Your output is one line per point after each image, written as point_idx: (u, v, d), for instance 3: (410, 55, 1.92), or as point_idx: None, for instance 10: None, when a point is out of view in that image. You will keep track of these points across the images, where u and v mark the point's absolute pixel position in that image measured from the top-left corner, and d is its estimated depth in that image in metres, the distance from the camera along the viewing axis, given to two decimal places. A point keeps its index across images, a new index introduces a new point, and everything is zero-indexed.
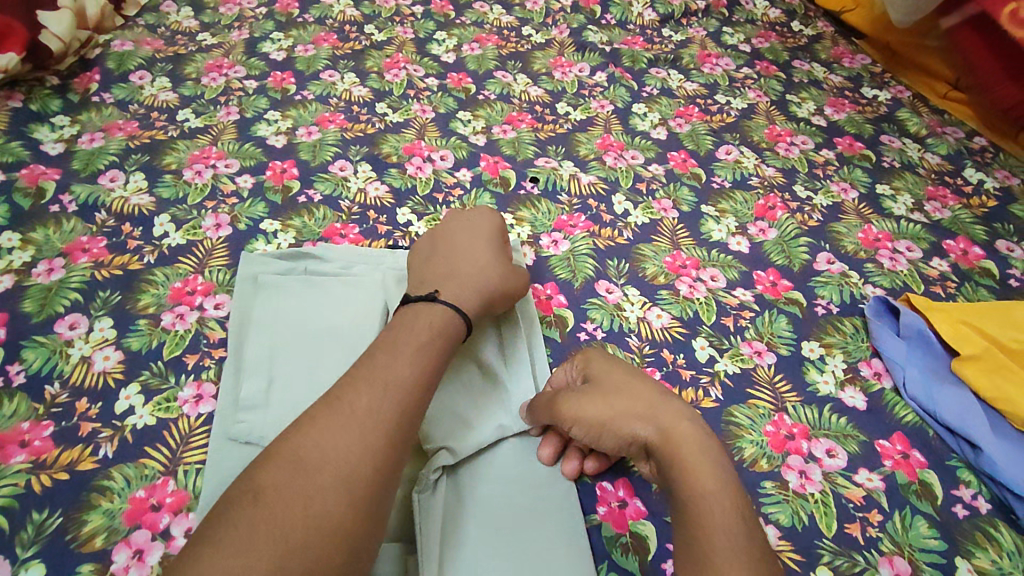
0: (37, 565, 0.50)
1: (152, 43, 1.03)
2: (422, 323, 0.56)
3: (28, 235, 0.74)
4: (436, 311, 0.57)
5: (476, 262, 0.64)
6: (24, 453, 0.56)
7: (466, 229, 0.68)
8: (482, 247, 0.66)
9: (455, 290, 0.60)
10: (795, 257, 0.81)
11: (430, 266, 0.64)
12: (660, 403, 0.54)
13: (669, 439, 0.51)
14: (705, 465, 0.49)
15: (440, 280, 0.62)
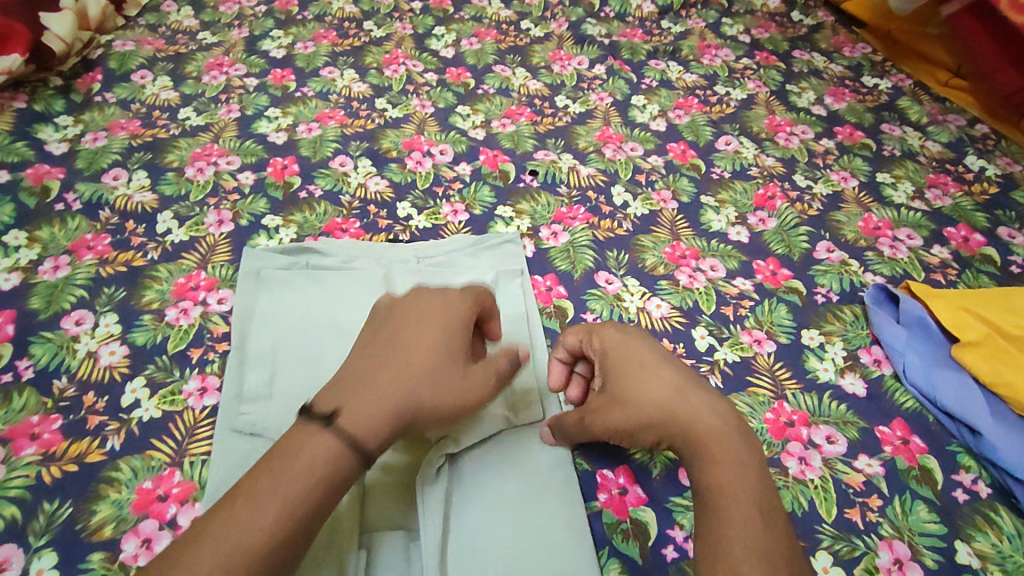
0: (48, 553, 0.51)
1: (153, 43, 1.04)
2: (326, 440, 0.46)
3: (35, 233, 0.75)
4: (330, 437, 0.46)
5: (409, 365, 0.51)
6: (33, 445, 0.57)
7: (424, 307, 0.55)
8: (428, 342, 0.52)
9: (360, 411, 0.48)
10: (795, 246, 0.82)
11: (364, 351, 0.53)
12: (677, 395, 0.52)
13: (694, 435, 0.50)
14: (724, 464, 0.48)
15: (353, 383, 0.50)
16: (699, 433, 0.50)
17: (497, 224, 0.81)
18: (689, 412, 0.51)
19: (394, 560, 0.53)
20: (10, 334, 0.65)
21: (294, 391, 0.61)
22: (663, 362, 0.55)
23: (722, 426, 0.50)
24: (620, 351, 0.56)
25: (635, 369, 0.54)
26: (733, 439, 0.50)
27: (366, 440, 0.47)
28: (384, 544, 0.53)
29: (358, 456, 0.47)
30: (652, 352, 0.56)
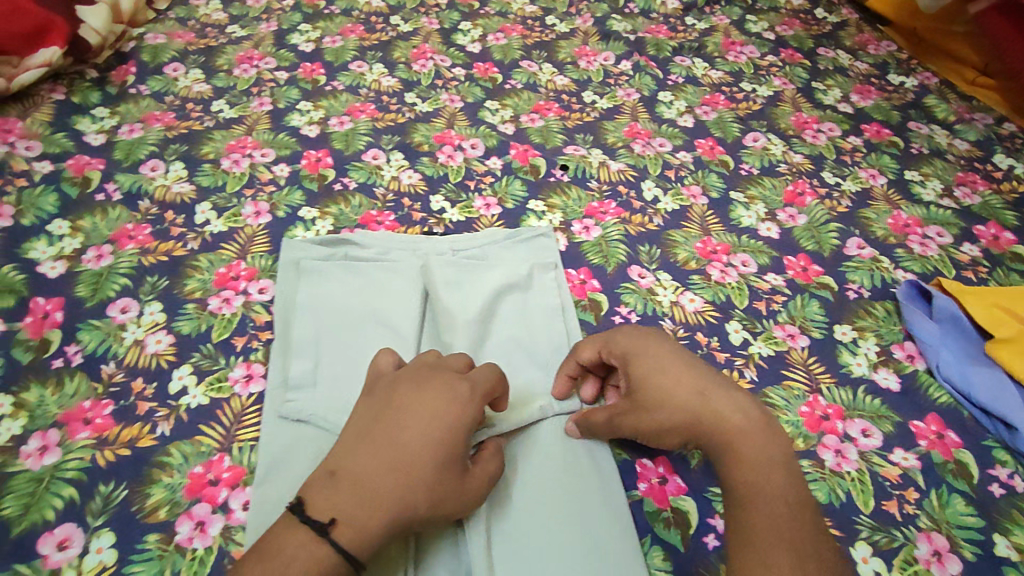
0: (106, 533, 0.53)
1: (184, 36, 1.05)
2: (323, 548, 0.44)
3: (78, 223, 0.76)
4: (322, 549, 0.44)
5: (413, 474, 0.47)
6: (87, 429, 0.58)
7: (437, 400, 0.51)
8: (435, 448, 0.49)
9: (355, 520, 0.45)
10: (825, 242, 0.82)
11: (364, 440, 0.49)
12: (704, 393, 0.53)
13: (719, 434, 0.51)
14: (753, 460, 0.49)
15: (350, 486, 0.47)
16: (725, 431, 0.51)
17: (529, 218, 0.82)
18: (713, 410, 0.52)
19: (441, 544, 0.54)
20: (59, 320, 0.66)
21: (338, 379, 0.62)
22: (683, 362, 0.55)
23: (746, 422, 0.51)
24: (640, 350, 0.57)
25: (656, 369, 0.55)
26: (759, 435, 0.51)
27: (356, 556, 0.45)
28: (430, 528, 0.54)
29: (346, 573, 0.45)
30: (671, 352, 0.56)
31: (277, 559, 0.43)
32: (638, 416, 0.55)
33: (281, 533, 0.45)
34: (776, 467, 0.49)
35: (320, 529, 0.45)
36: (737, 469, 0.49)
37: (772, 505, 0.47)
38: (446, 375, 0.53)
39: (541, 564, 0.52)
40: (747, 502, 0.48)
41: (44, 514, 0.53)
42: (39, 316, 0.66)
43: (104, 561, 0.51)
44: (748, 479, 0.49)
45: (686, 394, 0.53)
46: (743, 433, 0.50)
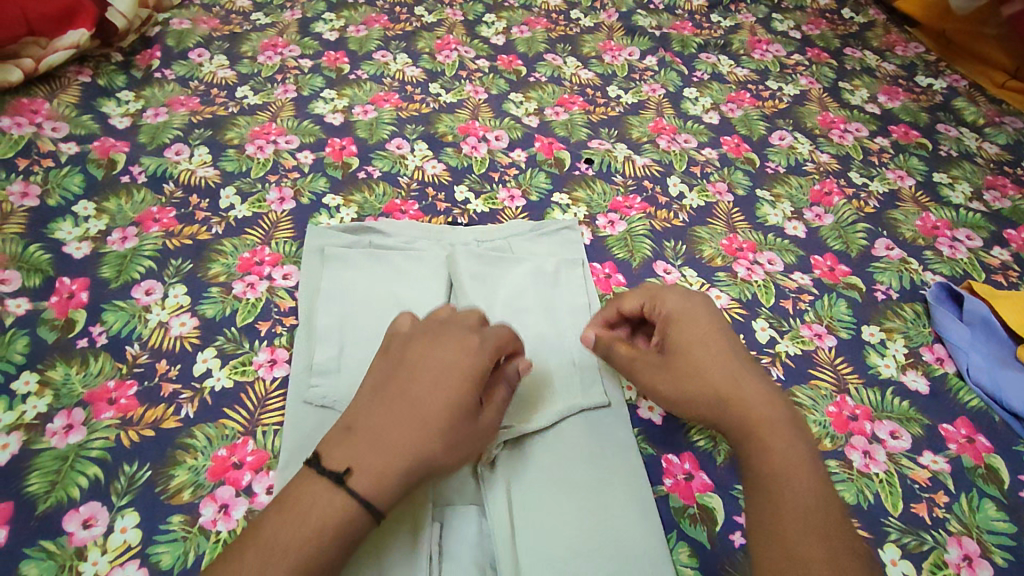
0: (131, 513, 0.53)
1: (209, 22, 1.05)
2: (340, 496, 0.45)
3: (103, 204, 0.76)
4: (338, 498, 0.45)
5: (424, 424, 0.48)
6: (112, 409, 0.58)
7: (446, 356, 0.52)
8: (446, 398, 0.50)
9: (366, 471, 0.46)
10: (852, 243, 0.81)
11: (377, 394, 0.50)
12: (745, 379, 0.54)
13: (745, 418, 0.52)
14: (788, 450, 0.50)
15: (362, 436, 0.47)
16: (752, 415, 0.52)
17: (554, 210, 0.82)
18: (742, 395, 0.53)
19: (466, 534, 0.54)
20: (83, 301, 0.66)
21: (360, 366, 0.61)
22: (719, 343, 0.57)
23: (773, 412, 0.52)
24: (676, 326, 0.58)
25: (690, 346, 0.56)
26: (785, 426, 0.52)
27: (373, 501, 0.46)
28: (455, 517, 0.54)
29: (364, 519, 0.45)
30: (708, 329, 0.58)
31: (297, 508, 0.45)
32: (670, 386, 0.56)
33: (301, 482, 0.46)
34: (801, 456, 0.50)
35: (337, 479, 0.46)
36: (764, 455, 0.50)
37: (798, 495, 0.48)
38: (454, 332, 0.54)
39: (566, 560, 0.52)
40: (772, 488, 0.49)
41: (69, 492, 0.53)
42: (64, 296, 0.66)
43: (129, 541, 0.51)
44: (774, 464, 0.49)
45: (718, 376, 0.54)
46: (771, 422, 0.52)
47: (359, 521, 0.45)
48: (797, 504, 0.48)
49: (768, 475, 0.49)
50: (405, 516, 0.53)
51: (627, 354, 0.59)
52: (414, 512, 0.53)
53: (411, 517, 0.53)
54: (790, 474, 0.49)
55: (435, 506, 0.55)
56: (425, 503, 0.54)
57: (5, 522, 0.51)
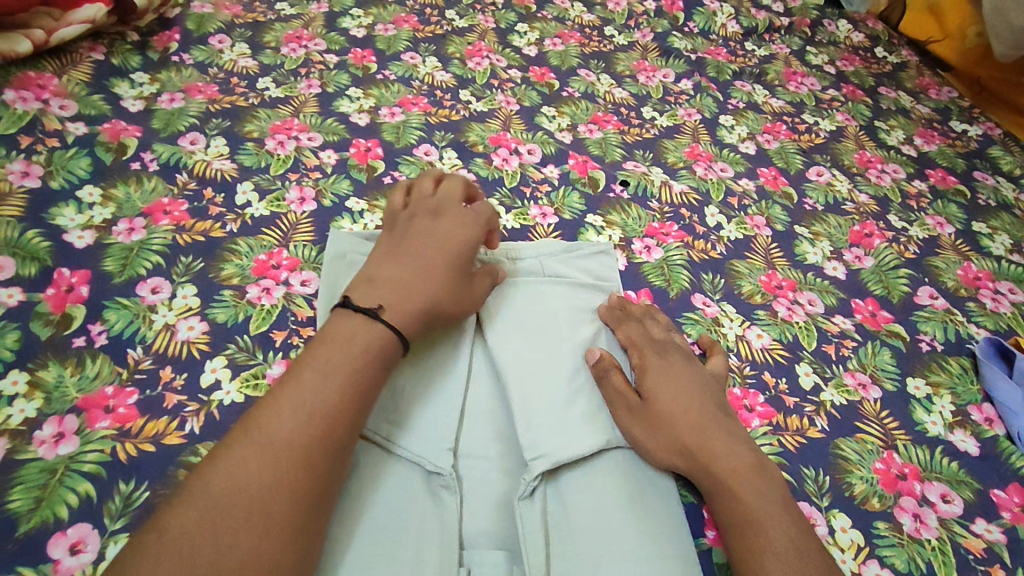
0: (125, 539, 0.48)
1: (231, 8, 1.00)
2: (376, 325, 0.51)
3: (109, 191, 0.71)
4: (377, 328, 0.51)
5: (433, 273, 0.56)
6: (108, 418, 0.53)
7: (447, 226, 0.60)
8: (451, 259, 0.58)
9: (402, 308, 0.53)
10: (894, 288, 0.78)
11: (388, 262, 0.57)
12: (712, 429, 0.55)
13: (710, 468, 0.53)
14: (755, 494, 0.50)
15: (386, 287, 0.54)
16: (720, 467, 0.52)
17: (587, 231, 0.78)
18: (709, 440, 0.54)
19: None
20: (83, 295, 0.61)
21: (389, 386, 0.56)
22: (690, 383, 0.58)
23: (741, 459, 0.53)
24: (654, 365, 0.59)
25: (664, 386, 0.57)
26: (752, 471, 0.52)
27: (405, 332, 0.52)
28: (484, 562, 0.50)
29: (400, 343, 0.52)
30: (684, 372, 0.59)
31: (339, 336, 0.50)
32: (643, 426, 0.55)
33: (316, 358, 0.48)
34: (774, 498, 0.51)
35: (371, 314, 0.51)
36: (734, 506, 0.50)
37: (777, 540, 0.48)
38: (450, 206, 0.62)
39: None
40: (745, 538, 0.49)
41: (55, 511, 0.48)
42: (62, 288, 0.61)
43: None
44: (746, 514, 0.50)
45: (688, 422, 0.55)
46: (739, 473, 0.52)
47: (393, 348, 0.51)
48: (778, 543, 0.48)
49: (740, 525, 0.49)
50: (431, 552, 0.48)
51: (616, 384, 0.58)
52: (440, 550, 0.49)
53: (438, 555, 0.48)
54: (764, 521, 0.49)
55: (463, 548, 0.51)
56: (452, 542, 0.49)
57: None
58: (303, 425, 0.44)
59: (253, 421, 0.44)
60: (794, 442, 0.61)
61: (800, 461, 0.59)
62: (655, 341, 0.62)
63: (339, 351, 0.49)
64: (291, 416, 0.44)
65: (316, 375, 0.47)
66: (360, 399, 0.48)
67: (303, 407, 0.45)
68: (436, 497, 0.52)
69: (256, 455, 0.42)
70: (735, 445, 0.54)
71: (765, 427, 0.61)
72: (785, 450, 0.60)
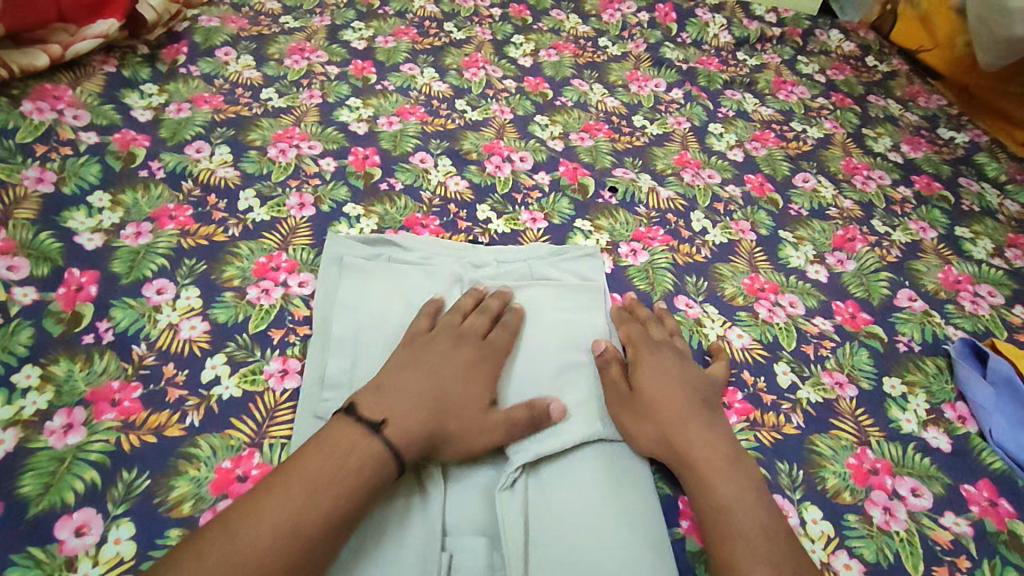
0: (127, 523, 0.51)
1: (237, 22, 1.04)
2: (375, 444, 0.50)
3: (118, 196, 0.74)
4: (373, 446, 0.50)
5: (446, 402, 0.55)
6: (114, 411, 0.56)
7: (466, 355, 0.59)
8: (465, 386, 0.57)
9: (402, 428, 0.52)
10: (874, 291, 0.80)
11: (403, 369, 0.57)
12: (694, 422, 0.57)
13: (688, 460, 0.55)
14: (728, 485, 0.53)
15: (391, 396, 0.54)
16: (699, 459, 0.55)
17: (576, 236, 0.81)
18: (691, 433, 0.56)
19: (476, 568, 0.52)
20: (92, 295, 0.64)
21: None
22: (679, 378, 0.61)
23: (720, 452, 0.56)
24: (646, 360, 0.62)
25: (653, 380, 0.60)
26: (728, 464, 0.55)
27: (400, 455, 0.51)
28: (466, 548, 0.53)
29: (393, 466, 0.51)
30: (675, 367, 0.62)
31: (338, 449, 0.49)
32: (631, 416, 0.58)
33: (313, 467, 0.48)
34: (747, 490, 0.53)
35: (372, 428, 0.51)
36: (709, 495, 0.53)
37: (746, 531, 0.50)
38: (473, 335, 0.61)
39: None
40: (717, 526, 0.51)
41: (64, 496, 0.51)
42: (72, 288, 0.64)
43: (122, 553, 0.49)
44: (720, 503, 0.52)
45: (673, 415, 0.58)
46: (717, 465, 0.54)
47: (389, 472, 0.50)
48: (748, 531, 0.50)
49: (713, 514, 0.52)
50: (413, 547, 0.51)
51: (609, 376, 0.61)
52: (422, 542, 0.52)
53: (421, 546, 0.51)
54: (735, 512, 0.51)
55: (446, 536, 0.53)
56: (434, 532, 0.52)
57: None
58: (276, 545, 0.44)
59: (237, 525, 0.45)
60: (769, 438, 0.63)
61: (775, 456, 0.62)
62: (651, 338, 0.65)
63: (333, 466, 0.48)
64: (272, 531, 0.44)
65: (307, 494, 0.46)
66: (343, 525, 0.47)
67: (285, 524, 0.45)
68: (422, 489, 0.55)
69: (223, 568, 0.42)
70: (716, 439, 0.57)
71: (742, 423, 0.64)
72: (761, 446, 0.62)
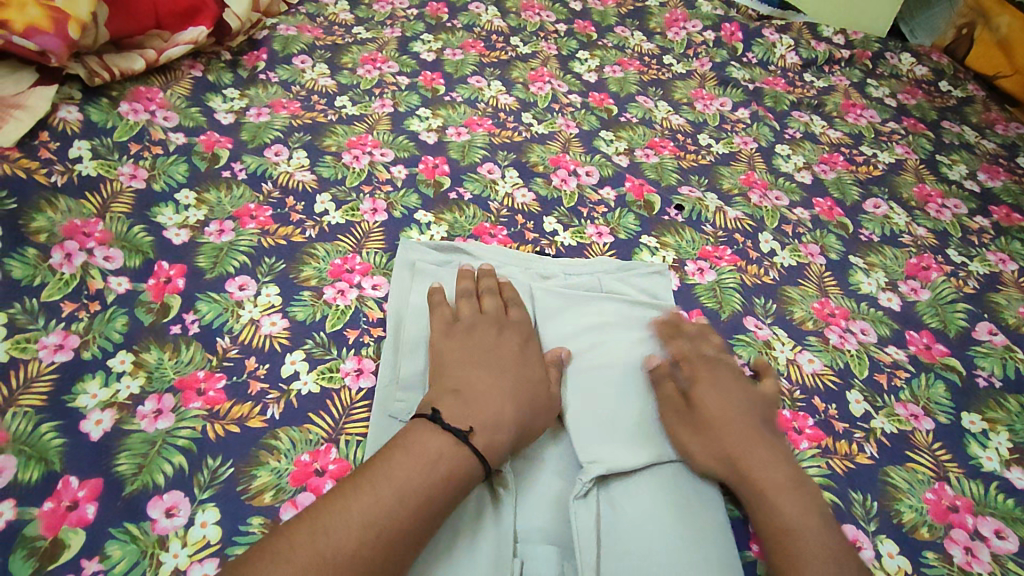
0: (212, 508, 0.53)
1: (313, 31, 1.08)
2: (464, 451, 0.51)
3: (203, 195, 0.77)
4: (464, 452, 0.51)
5: (520, 390, 0.57)
6: (200, 400, 0.59)
7: (527, 351, 0.62)
8: (524, 367, 0.60)
9: (489, 431, 0.53)
10: (951, 322, 0.78)
11: (470, 371, 0.58)
12: (756, 443, 0.58)
13: (747, 479, 0.56)
14: (792, 506, 0.54)
15: (473, 400, 0.55)
16: (761, 477, 0.56)
17: (642, 251, 0.80)
18: (754, 455, 0.57)
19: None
20: (180, 288, 0.67)
21: None
22: (738, 397, 0.62)
23: (784, 476, 0.56)
24: (706, 377, 0.63)
25: (712, 395, 0.61)
26: (793, 487, 0.55)
27: (490, 459, 0.53)
28: (537, 557, 0.53)
29: (480, 472, 0.52)
30: (735, 386, 0.63)
31: (425, 454, 0.50)
32: (691, 430, 0.59)
33: (400, 470, 0.49)
34: (814, 514, 0.54)
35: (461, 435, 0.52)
36: (772, 515, 0.54)
37: (809, 550, 0.51)
38: (503, 320, 0.64)
39: None
40: (778, 539, 0.52)
41: (155, 478, 0.53)
42: (161, 280, 0.67)
43: (208, 537, 0.51)
44: (784, 521, 0.53)
45: (733, 433, 0.58)
46: (778, 485, 0.55)
47: (471, 480, 0.51)
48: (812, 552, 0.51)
49: (776, 533, 0.53)
50: (486, 550, 0.52)
51: (665, 390, 0.62)
52: (496, 546, 0.52)
53: (493, 550, 0.52)
54: (800, 531, 0.52)
55: (518, 542, 0.54)
56: (507, 539, 0.53)
57: (93, 498, 0.51)
58: (365, 543, 0.45)
59: (324, 518, 0.46)
60: (842, 466, 0.62)
61: (849, 485, 0.60)
62: (706, 354, 0.66)
63: (420, 472, 0.49)
64: (362, 529, 0.45)
65: (395, 496, 0.48)
66: (424, 530, 0.48)
67: (375, 522, 0.46)
68: (495, 497, 0.55)
69: (315, 560, 0.43)
70: (776, 462, 0.57)
71: (813, 449, 0.62)
72: (834, 473, 0.61)
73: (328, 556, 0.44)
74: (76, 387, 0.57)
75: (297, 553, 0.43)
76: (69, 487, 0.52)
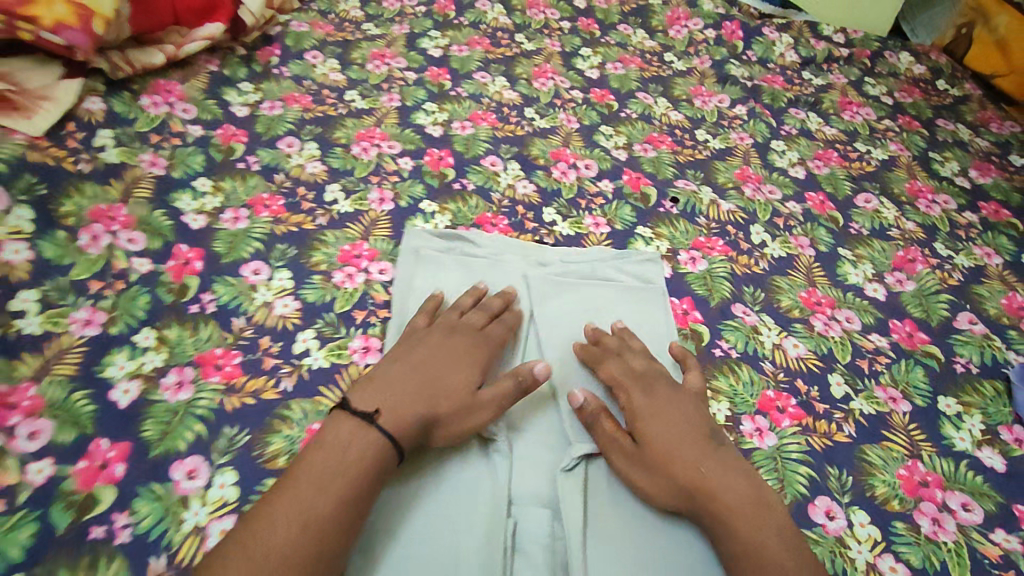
0: (229, 471, 0.57)
1: (324, 28, 1.11)
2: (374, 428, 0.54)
3: (220, 183, 0.81)
4: (371, 431, 0.53)
5: (431, 389, 0.58)
6: (218, 374, 0.63)
7: (454, 347, 0.63)
8: (455, 371, 0.60)
9: (392, 407, 0.55)
10: (933, 312, 0.81)
11: (398, 366, 0.60)
12: (707, 463, 0.56)
13: (709, 507, 0.54)
14: (761, 534, 0.52)
15: (383, 386, 0.57)
16: (719, 503, 0.54)
17: (637, 241, 0.84)
18: (704, 479, 0.55)
19: (538, 534, 0.57)
20: (197, 270, 0.71)
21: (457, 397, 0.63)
22: (679, 415, 0.60)
23: (742, 497, 0.55)
24: (641, 405, 0.61)
25: (652, 424, 0.59)
26: (753, 507, 0.54)
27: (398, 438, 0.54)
28: (530, 517, 0.57)
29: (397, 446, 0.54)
30: (671, 401, 0.61)
31: (346, 429, 0.53)
32: (637, 471, 0.57)
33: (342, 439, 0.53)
34: (776, 529, 0.53)
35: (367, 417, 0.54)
36: (743, 547, 0.52)
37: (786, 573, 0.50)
38: (461, 329, 0.65)
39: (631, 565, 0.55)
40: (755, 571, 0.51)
41: (177, 442, 0.58)
42: (181, 262, 0.71)
43: (226, 497, 0.55)
44: (756, 552, 0.52)
45: (682, 460, 0.56)
46: (739, 509, 0.54)
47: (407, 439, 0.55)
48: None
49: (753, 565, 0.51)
50: (482, 511, 0.56)
51: (605, 428, 0.60)
52: (491, 507, 0.56)
53: (489, 512, 0.56)
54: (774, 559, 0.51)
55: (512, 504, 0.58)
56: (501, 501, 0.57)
57: (121, 459, 0.56)
58: (330, 513, 0.49)
59: (286, 489, 0.49)
60: (821, 443, 0.65)
61: (825, 460, 0.64)
62: (636, 372, 0.64)
63: (358, 439, 0.53)
64: (322, 495, 0.49)
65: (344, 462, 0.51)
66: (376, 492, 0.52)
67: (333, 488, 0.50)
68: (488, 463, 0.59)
69: (281, 530, 0.47)
70: (732, 476, 0.56)
71: (794, 427, 0.66)
72: (813, 450, 0.65)
73: (294, 525, 0.47)
74: (104, 359, 0.62)
75: (266, 525, 0.47)
76: (101, 448, 0.56)
